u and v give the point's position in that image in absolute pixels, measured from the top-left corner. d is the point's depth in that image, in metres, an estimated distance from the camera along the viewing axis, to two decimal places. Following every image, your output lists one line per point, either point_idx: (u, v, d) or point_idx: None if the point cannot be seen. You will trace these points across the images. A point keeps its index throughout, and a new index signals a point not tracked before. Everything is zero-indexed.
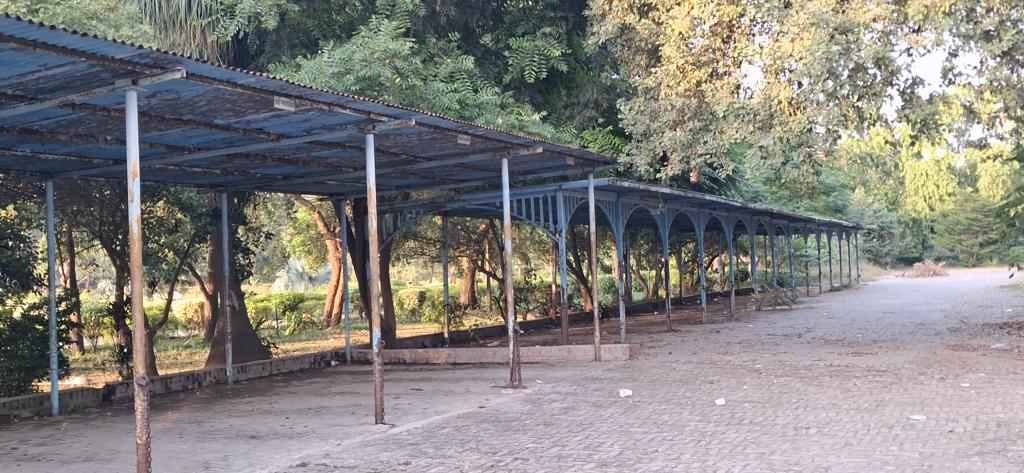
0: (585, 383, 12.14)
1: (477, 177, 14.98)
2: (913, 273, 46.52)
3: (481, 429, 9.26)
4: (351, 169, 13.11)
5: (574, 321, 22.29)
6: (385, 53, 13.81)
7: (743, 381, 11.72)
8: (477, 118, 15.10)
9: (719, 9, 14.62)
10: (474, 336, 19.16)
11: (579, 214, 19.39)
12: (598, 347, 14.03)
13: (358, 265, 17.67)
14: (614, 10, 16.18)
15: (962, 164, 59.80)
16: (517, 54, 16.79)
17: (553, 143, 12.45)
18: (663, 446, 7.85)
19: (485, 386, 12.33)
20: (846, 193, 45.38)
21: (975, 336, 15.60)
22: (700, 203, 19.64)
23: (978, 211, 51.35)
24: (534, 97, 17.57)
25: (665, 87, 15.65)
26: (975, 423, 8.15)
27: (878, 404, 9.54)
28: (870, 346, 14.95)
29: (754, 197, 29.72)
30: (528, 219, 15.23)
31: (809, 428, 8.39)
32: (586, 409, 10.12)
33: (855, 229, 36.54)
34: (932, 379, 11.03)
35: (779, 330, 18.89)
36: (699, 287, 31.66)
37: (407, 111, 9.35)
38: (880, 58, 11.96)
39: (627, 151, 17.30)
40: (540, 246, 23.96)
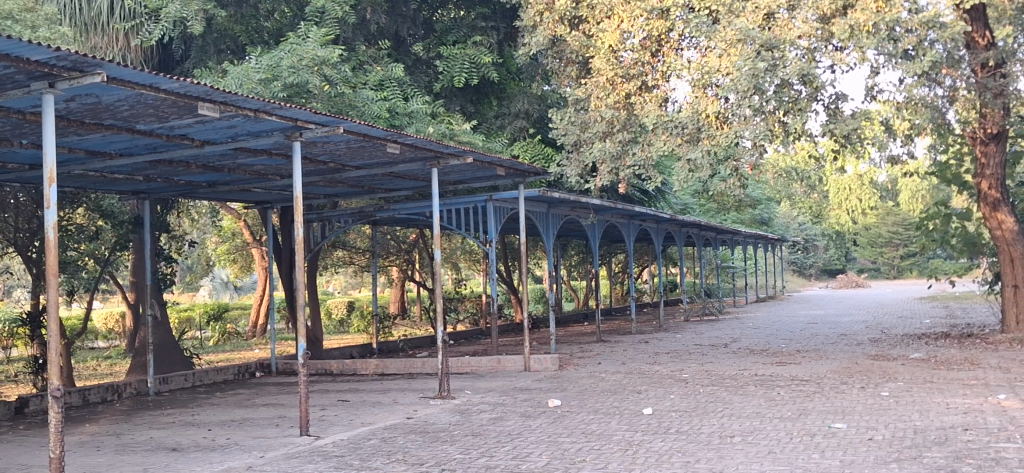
0: (515, 393, 12.13)
1: (407, 186, 14.89)
2: (837, 285, 47.50)
3: (408, 440, 9.17)
4: (278, 177, 12.93)
5: (504, 331, 22.28)
6: (314, 60, 13.70)
7: (670, 390, 11.82)
8: (407, 127, 14.99)
9: (648, 23, 14.74)
10: (403, 346, 19.02)
11: (509, 225, 19.38)
12: (528, 357, 14.02)
13: (285, 275, 17.42)
14: (545, 21, 16.26)
15: (884, 179, 61.44)
16: (448, 61, 16.79)
17: (483, 153, 12.43)
18: (591, 455, 7.87)
19: (413, 397, 12.22)
20: (773, 206, 46.26)
21: (895, 346, 15.96)
22: (631, 214, 19.81)
23: (899, 224, 52.80)
24: (465, 106, 17.48)
25: (596, 99, 15.79)
26: (893, 431, 8.32)
27: (800, 413, 9.69)
28: (794, 356, 15.21)
29: (683, 208, 30.15)
30: (458, 228, 15.13)
31: (734, 436, 8.49)
32: (514, 419, 10.11)
33: (782, 242, 37.25)
34: (853, 388, 11.27)
35: (706, 340, 19.14)
36: (628, 298, 31.91)
37: (335, 118, 9.22)
38: (805, 74, 12.07)
39: (558, 162, 17.40)
40: (470, 256, 23.86)
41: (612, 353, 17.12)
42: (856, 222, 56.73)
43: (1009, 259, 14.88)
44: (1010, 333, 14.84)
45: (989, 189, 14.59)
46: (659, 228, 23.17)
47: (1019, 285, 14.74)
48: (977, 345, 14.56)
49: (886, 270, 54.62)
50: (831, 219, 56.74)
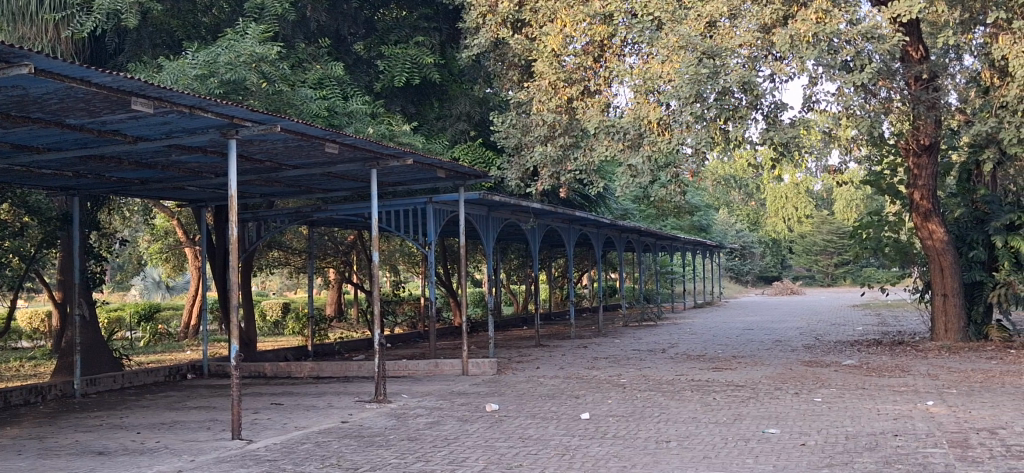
0: (452, 397, 11.99)
1: (345, 187, 14.67)
2: (772, 292, 48.10)
3: (342, 444, 8.97)
4: (213, 175, 12.62)
5: (443, 334, 22.13)
6: (252, 56, 13.43)
7: (608, 395, 11.79)
8: (346, 127, 14.75)
9: (591, 28, 14.97)
10: (339, 349, 18.76)
11: (449, 227, 19.22)
12: (466, 361, 13.87)
13: (218, 275, 17.05)
14: (488, 24, 16.13)
15: (819, 188, 62.55)
16: (389, 61, 16.55)
17: (424, 155, 12.27)
18: (528, 459, 7.78)
19: (348, 400, 12.01)
20: (711, 213, 46.71)
21: (828, 353, 16.14)
22: (572, 218, 19.79)
23: (833, 233, 53.85)
24: (406, 107, 17.13)
25: (537, 103, 15.63)
26: (826, 436, 8.37)
27: (735, 418, 9.71)
28: (730, 361, 15.31)
29: (624, 214, 30.27)
30: (396, 230, 14.88)
31: (670, 442, 8.44)
32: (451, 424, 9.97)
33: (719, 249, 37.69)
34: (788, 394, 11.35)
35: (644, 345, 19.20)
36: (567, 302, 31.93)
37: (273, 115, 8.99)
38: (746, 82, 12.00)
39: (499, 165, 17.39)
40: (409, 259, 23.64)
41: (551, 358, 17.06)
42: (792, 230, 57.66)
43: (939, 269, 15.15)
44: (939, 341, 15.22)
45: (921, 199, 14.82)
46: (600, 233, 23.16)
47: (948, 294, 15.06)
48: (907, 352, 14.78)
49: (820, 278, 55.56)
50: (767, 227, 57.56)
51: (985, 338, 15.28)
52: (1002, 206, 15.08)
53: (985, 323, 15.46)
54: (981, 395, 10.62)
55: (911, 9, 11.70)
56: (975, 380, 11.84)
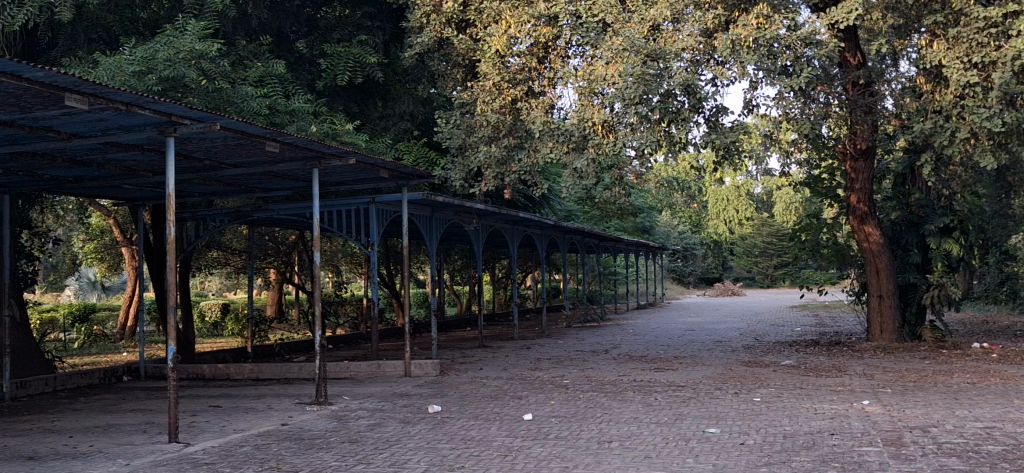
0: (394, 399, 11.89)
1: (286, 186, 14.48)
2: (714, 293, 48.63)
3: (282, 447, 8.84)
4: (150, 173, 12.37)
5: (385, 335, 21.99)
6: (191, 53, 13.16)
7: (550, 396, 11.80)
8: (288, 125, 14.55)
9: (536, 29, 14.90)
10: (280, 351, 18.53)
11: (392, 228, 19.08)
12: (408, 362, 13.78)
13: (156, 275, 16.73)
14: (432, 23, 16.08)
15: (759, 191, 63.46)
16: (332, 59, 16.36)
17: (366, 155, 12.15)
18: (470, 461, 7.74)
19: (289, 402, 11.86)
20: (654, 214, 47.06)
21: (767, 353, 16.34)
22: (515, 219, 19.79)
23: (773, 235, 54.62)
24: (348, 106, 16.99)
25: (481, 103, 15.62)
26: (764, 436, 8.47)
27: (676, 418, 9.78)
28: (671, 362, 15.45)
29: (568, 215, 30.36)
30: (337, 230, 14.69)
31: (612, 442, 8.46)
32: (393, 426, 9.88)
33: (662, 250, 38.02)
34: (728, 394, 11.48)
35: (587, 346, 19.29)
36: (511, 303, 31.94)
37: (212, 113, 8.83)
38: (689, 85, 12.13)
39: (443, 166, 17.25)
40: (352, 259, 23.46)
41: (495, 358, 17.04)
42: (732, 232, 58.44)
43: (875, 270, 15.40)
44: (875, 342, 15.49)
45: (857, 202, 15.10)
46: (544, 234, 23.15)
47: (883, 295, 15.34)
48: (844, 352, 15.05)
49: (760, 279, 56.31)
50: (708, 229, 58.23)
51: (919, 338, 15.60)
52: (937, 209, 15.44)
53: (919, 324, 15.77)
54: (915, 394, 10.84)
55: (849, 16, 11.93)
56: (910, 380, 12.08)
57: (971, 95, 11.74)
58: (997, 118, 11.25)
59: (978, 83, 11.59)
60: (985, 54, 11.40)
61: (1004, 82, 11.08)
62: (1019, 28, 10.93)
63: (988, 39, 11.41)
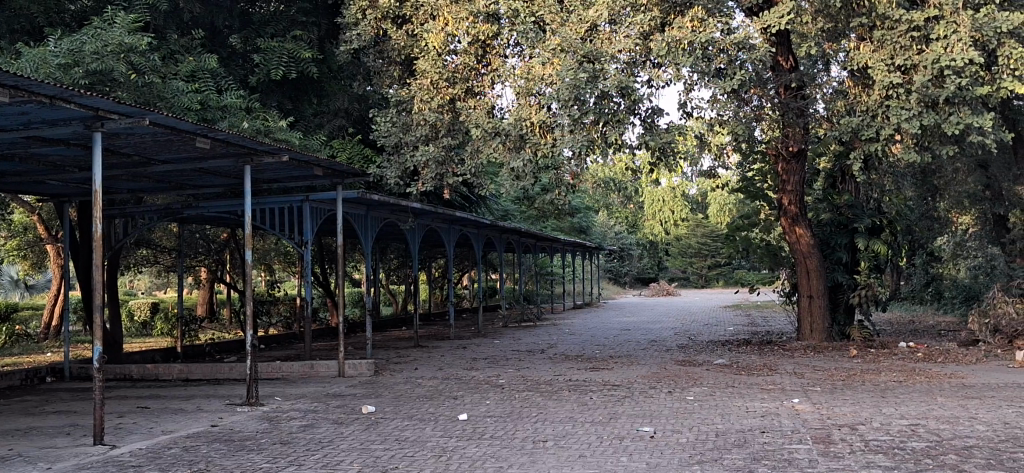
0: (327, 400, 11.72)
1: (217, 183, 14.20)
2: (650, 293, 49.03)
3: (211, 449, 8.67)
4: (76, 169, 12.03)
5: (319, 335, 21.76)
6: (120, 46, 12.83)
7: (486, 396, 11.74)
8: (219, 121, 14.25)
9: (475, 27, 14.85)
10: (210, 351, 18.20)
11: (326, 227, 18.84)
12: (341, 362, 13.58)
13: (82, 274, 16.29)
14: (368, 19, 15.94)
15: (694, 193, 64.18)
16: (265, 54, 16.08)
17: (299, 152, 11.94)
18: (404, 461, 7.65)
19: (219, 403, 11.62)
20: (591, 215, 47.25)
21: (700, 352, 16.51)
22: (451, 219, 19.68)
23: (707, 236, 55.18)
24: (282, 102, 16.79)
25: (419, 102, 15.45)
26: (697, 434, 8.53)
27: (610, 417, 9.80)
28: (606, 361, 15.53)
29: (505, 214, 30.28)
30: (269, 228, 14.40)
31: (546, 441, 8.45)
32: (326, 426, 9.75)
33: (599, 250, 38.19)
34: (661, 393, 11.55)
35: (524, 346, 19.21)
36: (447, 303, 31.80)
37: (140, 108, 8.57)
38: (624, 87, 12.07)
39: (378, 163, 16.93)
40: (285, 258, 23.16)
41: (430, 358, 16.96)
42: (668, 233, 59.14)
43: (805, 270, 15.64)
44: (805, 341, 15.76)
45: (789, 204, 15.32)
46: (480, 234, 23.05)
47: (813, 295, 15.60)
48: (776, 351, 15.25)
49: (694, 280, 56.83)
50: (644, 230, 58.71)
51: (847, 338, 15.93)
52: (864, 211, 15.72)
53: (847, 324, 16.13)
54: (843, 392, 11.02)
55: (781, 20, 12.08)
56: (838, 379, 12.28)
57: (895, 97, 11.96)
58: (916, 119, 11.55)
59: (900, 86, 11.77)
60: (907, 57, 11.62)
61: (924, 85, 11.36)
62: (938, 32, 11.33)
63: (911, 42, 11.69)
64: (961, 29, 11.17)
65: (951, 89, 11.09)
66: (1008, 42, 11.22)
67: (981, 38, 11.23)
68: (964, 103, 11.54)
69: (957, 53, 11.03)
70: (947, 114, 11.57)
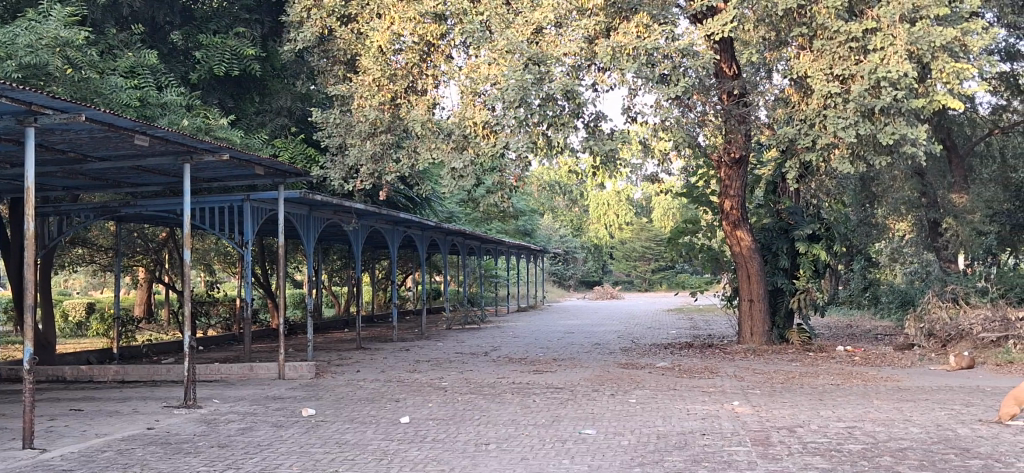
0: (267, 402, 11.55)
1: (156, 182, 13.91)
2: (594, 296, 49.24)
3: (146, 452, 8.46)
4: (8, 165, 11.67)
5: (259, 337, 21.46)
6: (55, 40, 12.48)
7: (428, 399, 11.66)
8: (159, 119, 13.96)
9: (421, 27, 14.70)
10: (147, 352, 17.81)
11: (267, 226, 18.57)
12: (281, 364, 13.36)
13: (14, 273, 15.81)
14: (313, 17, 15.76)
15: (639, 196, 64.73)
16: (206, 51, 15.84)
17: (241, 151, 11.72)
18: (343, 465, 7.53)
19: (155, 405, 11.37)
20: (536, 217, 47.40)
21: (643, 355, 16.61)
22: (395, 220, 19.53)
23: (651, 240, 55.62)
24: (223, 100, 16.52)
25: (359, 99, 15.30)
26: (639, 436, 8.55)
27: (553, 419, 9.80)
28: (550, 364, 15.53)
29: (450, 216, 30.23)
30: (209, 227, 14.12)
31: (488, 444, 8.41)
32: (265, 429, 9.59)
33: (543, 253, 38.27)
34: (603, 396, 11.57)
35: (467, 348, 19.12)
36: (390, 305, 31.60)
37: (76, 104, 8.34)
38: (569, 90, 12.03)
39: (321, 163, 16.71)
40: (225, 258, 22.84)
41: (372, 360, 16.80)
42: (612, 237, 59.54)
43: (746, 275, 15.84)
44: (746, 344, 15.93)
45: (731, 208, 15.47)
46: (425, 236, 22.89)
47: (754, 299, 15.77)
48: (716, 354, 15.41)
49: (638, 283, 57.23)
50: (589, 234, 59.09)
51: (786, 341, 16.16)
52: (805, 217, 15.91)
53: (786, 327, 16.33)
54: (781, 395, 11.17)
55: (724, 28, 12.18)
56: (777, 381, 12.45)
57: (833, 105, 12.16)
58: (853, 128, 11.71)
59: (838, 95, 11.96)
60: (845, 67, 11.84)
61: (861, 94, 11.55)
62: (876, 44, 11.51)
63: (849, 52, 11.91)
64: (897, 42, 11.35)
65: (886, 100, 11.26)
66: (941, 56, 11.40)
67: (917, 51, 11.41)
68: (899, 114, 11.76)
69: (893, 65, 11.21)
70: (882, 124, 11.79)
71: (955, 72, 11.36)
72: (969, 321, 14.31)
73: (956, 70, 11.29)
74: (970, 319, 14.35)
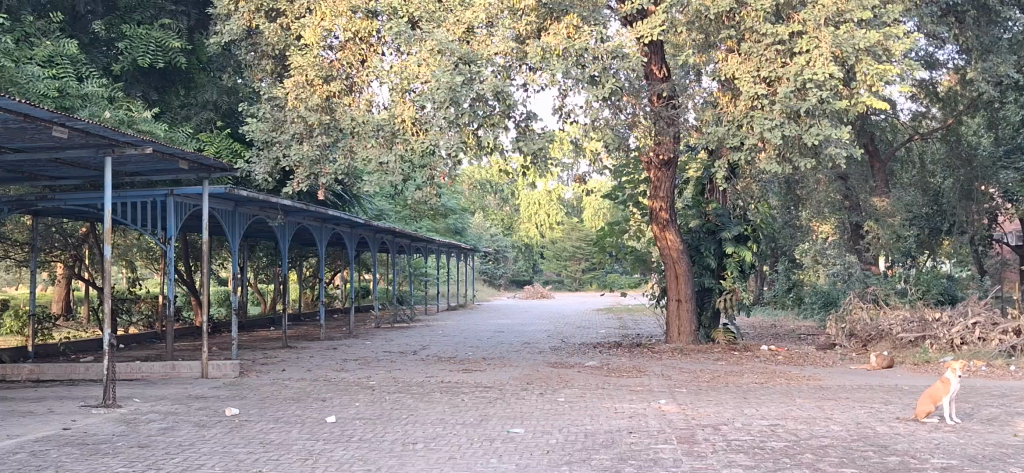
0: (189, 401, 11.29)
1: (75, 175, 13.49)
2: (524, 295, 49.41)
3: (61, 453, 8.17)
4: None
5: (182, 335, 21.00)
6: None
7: (355, 398, 11.51)
8: (79, 110, 13.54)
9: (352, 23, 14.43)
10: (64, 350, 17.28)
11: (190, 222, 18.15)
12: (205, 363, 13.07)
13: None
14: (240, 10, 15.45)
15: (570, 196, 65.13)
16: (129, 41, 15.43)
17: (165, 144, 11.43)
18: (268, 466, 7.38)
19: (72, 405, 11.03)
20: (467, 216, 47.35)
21: (572, 354, 16.67)
22: (324, 217, 19.26)
23: (581, 240, 55.98)
24: (146, 93, 16.13)
25: (295, 99, 14.88)
26: (566, 435, 8.55)
27: (481, 418, 9.74)
28: (479, 363, 15.48)
29: (379, 214, 29.92)
30: (131, 222, 13.73)
31: (415, 443, 8.32)
32: (187, 429, 9.37)
33: (473, 252, 38.25)
34: (532, 394, 11.56)
35: (396, 348, 18.97)
36: (318, 303, 31.22)
37: None
38: (499, 91, 11.99)
39: (247, 159, 16.40)
40: (148, 255, 22.29)
41: (298, 359, 16.55)
42: (543, 236, 59.77)
43: (674, 276, 15.97)
44: (673, 343, 16.07)
45: (660, 210, 15.59)
46: (354, 234, 22.64)
47: (681, 299, 15.92)
48: (645, 353, 15.53)
49: (569, 283, 57.60)
50: (520, 233, 59.40)
51: (711, 341, 16.36)
52: (731, 218, 16.14)
53: (712, 327, 16.53)
54: (707, 394, 11.27)
55: (654, 30, 12.26)
56: (703, 380, 12.59)
57: (759, 107, 12.37)
58: (778, 129, 11.88)
59: (765, 97, 12.14)
60: (772, 70, 12.02)
61: (787, 96, 11.74)
62: (802, 47, 11.69)
63: (775, 55, 12.10)
64: (823, 45, 11.54)
65: (812, 102, 11.50)
66: (865, 60, 11.62)
67: (841, 54, 11.62)
68: (824, 116, 11.98)
69: (818, 67, 11.43)
70: (807, 126, 11.95)
71: (878, 75, 11.58)
72: (889, 321, 14.65)
73: (878, 73, 11.52)
74: (890, 319, 14.64)
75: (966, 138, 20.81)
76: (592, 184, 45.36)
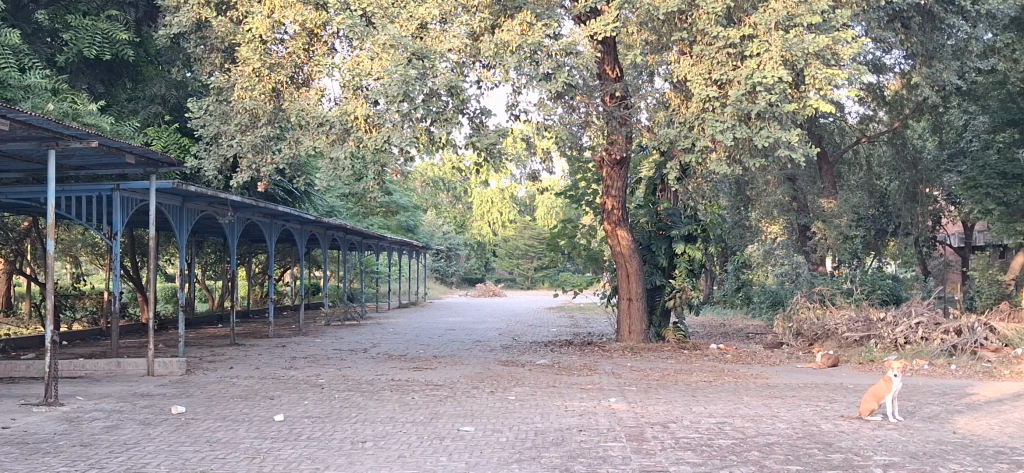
0: (133, 399, 11.10)
1: (17, 168, 13.18)
2: (476, 293, 49.38)
3: (0, 452, 7.99)
4: None
5: (127, 332, 20.65)
6: None
7: (304, 396, 11.40)
8: (21, 101, 13.24)
9: (302, 15, 14.14)
10: (4, 347, 16.89)
11: (137, 217, 17.85)
12: (150, 361, 12.85)
13: None
14: (190, 3, 15.26)
15: (523, 194, 65.23)
16: (75, 33, 15.14)
17: (111, 138, 11.21)
18: (214, 464, 7.29)
19: (12, 403, 10.78)
20: (420, 214, 47.21)
21: (523, 352, 16.70)
22: (273, 213, 19.05)
23: (533, 238, 56.08)
24: (92, 86, 15.86)
25: (240, 89, 14.76)
26: (516, 433, 8.55)
27: (431, 417, 9.70)
28: (430, 361, 15.41)
29: (330, 211, 29.63)
30: (75, 218, 13.44)
31: (365, 442, 8.27)
32: (132, 428, 9.21)
33: (425, 249, 38.14)
34: (483, 393, 11.54)
35: (346, 345, 18.83)
36: (268, 300, 30.90)
37: None
38: (453, 86, 11.97)
39: (196, 153, 16.18)
40: (93, 250, 21.87)
41: (247, 357, 16.35)
42: (495, 234, 59.77)
43: (626, 275, 16.07)
44: (624, 342, 16.17)
45: (612, 208, 15.66)
46: (304, 230, 22.44)
47: (632, 298, 16.02)
48: (596, 351, 15.61)
49: (521, 281, 57.66)
50: (472, 231, 59.45)
51: (662, 339, 16.52)
52: (682, 218, 16.30)
53: (663, 326, 16.70)
54: (657, 392, 11.35)
55: (606, 29, 12.31)
56: (652, 378, 12.67)
57: (711, 109, 12.48)
58: (729, 131, 11.98)
59: (716, 100, 12.25)
60: (723, 72, 12.12)
61: (738, 98, 11.84)
62: (752, 50, 11.83)
63: (726, 58, 12.18)
64: (773, 48, 11.66)
65: (762, 105, 11.60)
66: (814, 63, 11.76)
67: (790, 57, 11.74)
68: (774, 118, 12.09)
69: (768, 71, 11.55)
70: (758, 128, 12.04)
71: (827, 78, 11.74)
72: (835, 321, 14.86)
73: (827, 76, 11.67)
74: (836, 319, 14.87)
75: (910, 142, 21.24)
76: (545, 184, 45.90)
